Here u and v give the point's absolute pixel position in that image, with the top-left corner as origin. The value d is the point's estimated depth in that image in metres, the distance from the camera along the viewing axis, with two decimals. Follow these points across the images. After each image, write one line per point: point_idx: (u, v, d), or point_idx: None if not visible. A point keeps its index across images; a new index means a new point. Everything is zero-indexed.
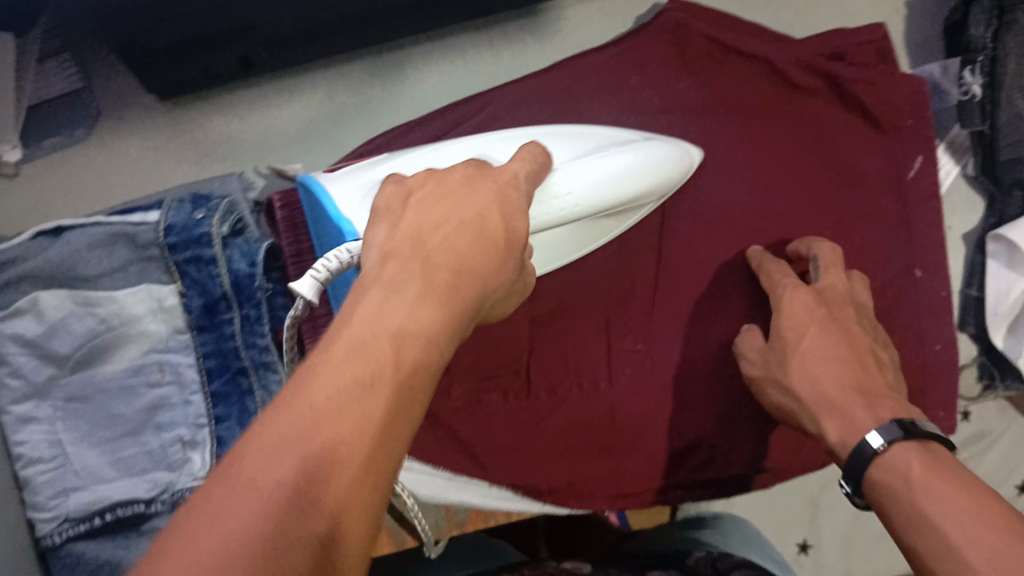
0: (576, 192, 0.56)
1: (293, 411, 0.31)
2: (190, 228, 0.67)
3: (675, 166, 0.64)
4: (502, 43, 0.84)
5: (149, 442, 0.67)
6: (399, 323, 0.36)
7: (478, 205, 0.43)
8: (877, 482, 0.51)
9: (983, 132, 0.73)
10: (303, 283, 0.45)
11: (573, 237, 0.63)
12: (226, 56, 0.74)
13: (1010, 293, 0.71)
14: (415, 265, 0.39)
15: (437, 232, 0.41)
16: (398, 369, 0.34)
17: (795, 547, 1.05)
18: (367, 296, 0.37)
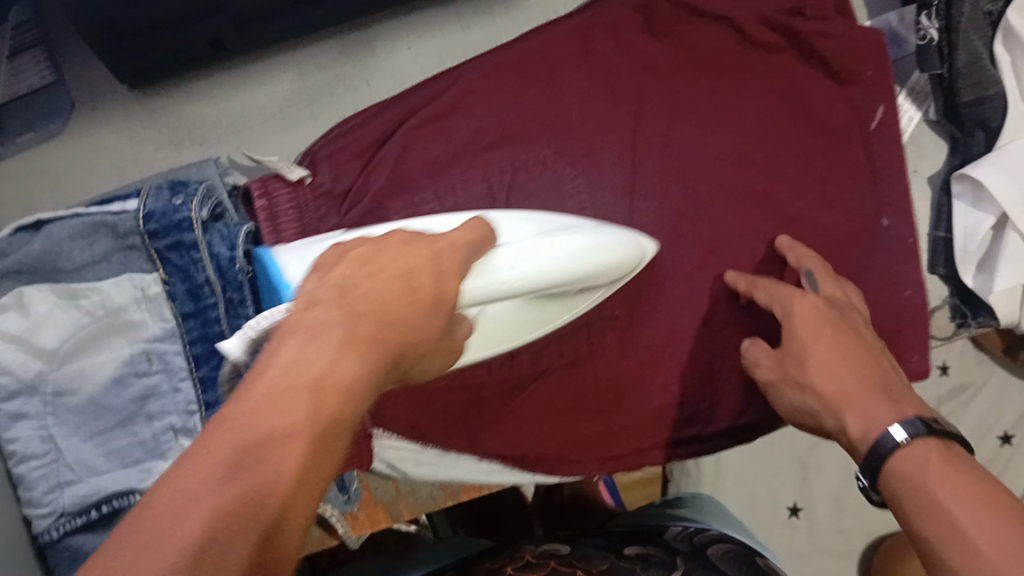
0: (524, 264, 0.55)
1: (222, 442, 0.32)
2: (170, 214, 0.67)
3: (621, 252, 0.64)
4: (470, 15, 0.86)
5: (141, 432, 0.66)
6: (314, 378, 0.35)
7: (412, 263, 0.43)
8: (891, 473, 0.52)
9: (942, 76, 0.75)
10: (229, 339, 0.46)
11: (519, 313, 0.62)
12: (198, 39, 0.74)
13: (978, 232, 0.73)
14: (336, 310, 0.38)
15: (367, 292, 0.40)
16: (316, 423, 0.34)
17: (787, 509, 1.07)
18: (284, 344, 0.36)
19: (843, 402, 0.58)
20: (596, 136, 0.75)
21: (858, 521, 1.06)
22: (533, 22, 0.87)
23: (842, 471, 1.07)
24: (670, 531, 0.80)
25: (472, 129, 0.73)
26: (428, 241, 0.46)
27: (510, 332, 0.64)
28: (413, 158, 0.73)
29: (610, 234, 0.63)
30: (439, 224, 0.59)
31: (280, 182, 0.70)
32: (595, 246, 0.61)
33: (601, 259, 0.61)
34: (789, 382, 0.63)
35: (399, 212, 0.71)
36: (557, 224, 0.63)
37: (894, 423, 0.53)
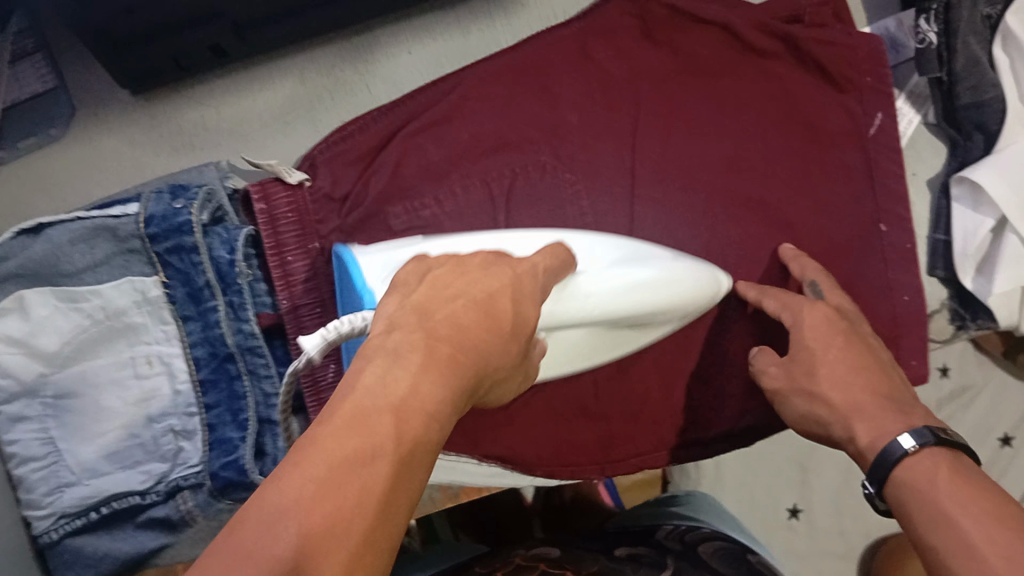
0: (592, 292, 0.56)
1: (316, 459, 0.32)
2: (170, 218, 0.67)
3: (697, 286, 0.65)
4: (469, 18, 0.86)
5: (141, 433, 0.66)
6: (402, 397, 0.35)
7: (490, 288, 0.43)
8: (898, 482, 0.52)
9: (941, 79, 0.75)
10: (309, 338, 0.42)
11: (595, 340, 0.64)
12: (198, 45, 0.75)
13: (977, 233, 0.73)
14: (419, 335, 0.38)
15: (450, 308, 0.41)
16: (401, 440, 0.34)
17: (786, 511, 1.07)
18: (368, 366, 0.36)
19: (848, 410, 0.59)
20: (594, 141, 0.75)
21: (860, 522, 1.07)
22: (532, 26, 0.87)
23: (842, 473, 1.07)
24: (663, 531, 0.81)
25: (472, 134, 0.74)
26: (509, 266, 0.46)
27: (586, 356, 0.65)
28: (413, 161, 0.73)
29: (684, 267, 0.65)
30: (520, 248, 0.62)
31: (280, 185, 0.71)
32: (668, 279, 0.62)
33: (678, 296, 0.63)
34: (796, 391, 0.64)
35: (399, 219, 0.71)
36: (633, 254, 0.65)
37: (903, 432, 0.54)
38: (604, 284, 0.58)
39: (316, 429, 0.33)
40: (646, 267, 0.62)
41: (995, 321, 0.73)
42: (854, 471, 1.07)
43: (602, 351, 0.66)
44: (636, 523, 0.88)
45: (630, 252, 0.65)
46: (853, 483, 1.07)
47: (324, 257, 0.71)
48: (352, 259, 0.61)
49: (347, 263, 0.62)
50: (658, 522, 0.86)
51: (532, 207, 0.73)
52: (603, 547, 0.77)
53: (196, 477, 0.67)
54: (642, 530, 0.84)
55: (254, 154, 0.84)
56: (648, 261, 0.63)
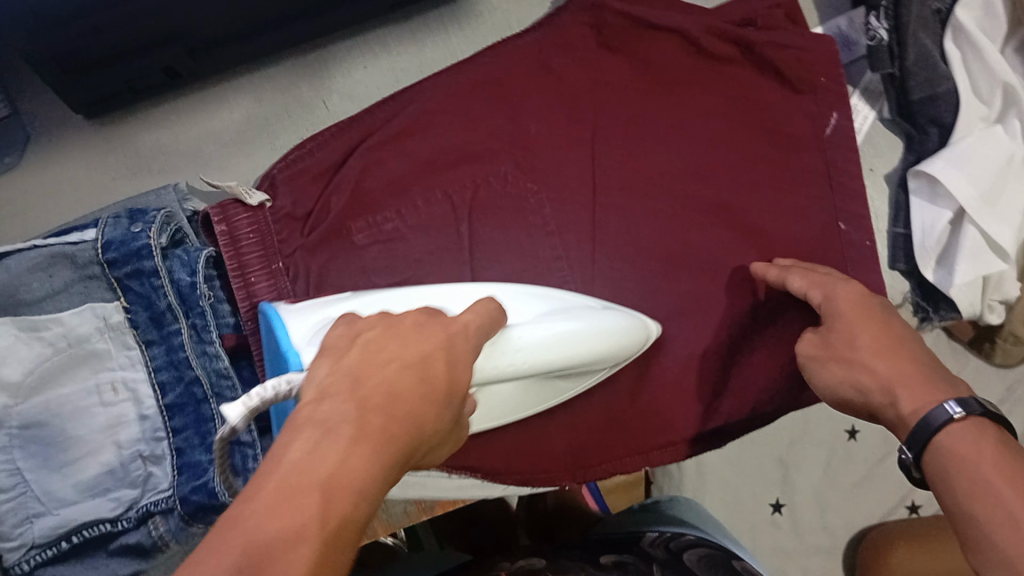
0: (519, 350, 0.58)
1: (229, 541, 0.31)
2: (129, 242, 0.67)
3: (625, 338, 0.66)
4: (423, 31, 0.86)
5: (110, 460, 0.65)
6: (328, 473, 0.34)
7: (425, 351, 0.43)
8: (940, 449, 0.51)
9: (893, 74, 0.77)
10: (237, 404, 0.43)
11: (525, 392, 0.65)
12: (152, 68, 0.75)
13: (937, 227, 0.73)
14: (349, 408, 0.38)
15: (385, 370, 0.41)
16: (326, 520, 0.33)
17: (770, 505, 1.07)
18: (298, 437, 0.36)
19: (891, 376, 0.57)
20: (553, 150, 0.75)
21: (843, 515, 1.07)
22: (489, 39, 0.88)
23: (823, 466, 1.07)
24: (647, 539, 0.81)
25: (432, 147, 0.73)
26: (443, 328, 0.47)
27: (511, 409, 0.66)
28: (373, 177, 0.72)
29: (614, 319, 0.66)
30: (450, 305, 0.61)
31: (240, 207, 0.70)
32: (593, 331, 0.63)
33: (605, 347, 0.64)
34: (834, 358, 0.62)
35: (362, 233, 0.71)
36: (562, 306, 0.66)
37: (946, 400, 0.53)
38: (532, 337, 0.59)
39: (236, 507, 0.33)
40: (569, 320, 0.62)
41: (958, 312, 0.74)
42: (833, 463, 1.07)
43: (534, 402, 0.67)
44: (620, 531, 0.88)
45: (560, 303, 0.66)
46: (832, 476, 1.07)
47: (289, 277, 0.70)
48: (278, 320, 0.58)
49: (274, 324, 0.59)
50: (638, 528, 0.86)
51: (495, 218, 0.73)
52: (588, 556, 0.78)
53: (167, 501, 0.66)
54: (621, 537, 0.84)
55: (212, 175, 0.83)
56: (579, 314, 0.64)
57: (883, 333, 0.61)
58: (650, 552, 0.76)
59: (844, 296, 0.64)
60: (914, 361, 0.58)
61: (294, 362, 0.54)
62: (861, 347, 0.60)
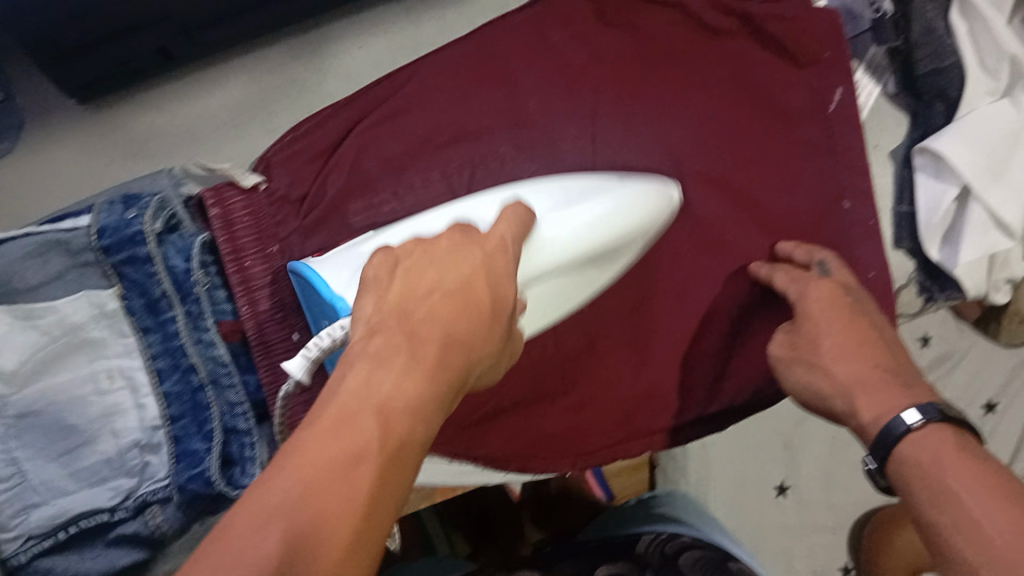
0: (547, 251, 0.58)
1: (287, 471, 0.33)
2: (122, 228, 0.66)
3: (651, 213, 0.65)
4: (421, 10, 0.86)
5: (106, 449, 0.64)
6: (385, 397, 0.37)
7: (464, 274, 0.45)
8: (902, 457, 0.51)
9: (899, 48, 0.74)
10: (292, 363, 0.49)
11: (565, 288, 0.64)
12: (144, 48, 0.73)
13: (942, 203, 0.72)
14: (401, 338, 0.40)
15: (429, 302, 0.42)
16: (383, 446, 0.36)
17: (773, 489, 1.07)
18: (352, 370, 0.38)
19: (849, 380, 0.58)
20: (554, 129, 0.74)
21: (847, 493, 1.07)
22: (486, 15, 0.87)
23: (828, 443, 1.08)
24: (647, 541, 0.82)
25: (431, 127, 0.72)
26: (480, 243, 0.49)
27: (555, 310, 0.65)
28: (370, 157, 0.71)
29: (633, 189, 0.65)
30: (478, 211, 0.62)
31: (234, 189, 0.69)
32: (616, 207, 0.62)
33: (631, 223, 0.63)
34: (800, 360, 0.63)
35: (359, 216, 0.70)
36: (577, 190, 0.64)
37: (905, 408, 0.53)
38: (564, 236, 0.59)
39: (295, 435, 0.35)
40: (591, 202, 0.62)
41: (963, 291, 0.74)
42: (839, 441, 1.08)
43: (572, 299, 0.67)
44: (615, 534, 0.89)
45: (576, 187, 0.65)
46: (839, 454, 1.08)
47: (284, 258, 0.69)
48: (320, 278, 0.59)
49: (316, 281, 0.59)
50: (637, 529, 0.87)
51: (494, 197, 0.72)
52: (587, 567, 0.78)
53: (165, 491, 0.65)
54: (614, 541, 0.86)
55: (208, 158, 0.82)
56: (597, 194, 0.63)
57: (856, 325, 0.62)
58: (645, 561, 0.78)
59: (815, 296, 0.64)
60: (883, 363, 0.58)
61: (340, 307, 0.56)
62: (825, 353, 0.60)
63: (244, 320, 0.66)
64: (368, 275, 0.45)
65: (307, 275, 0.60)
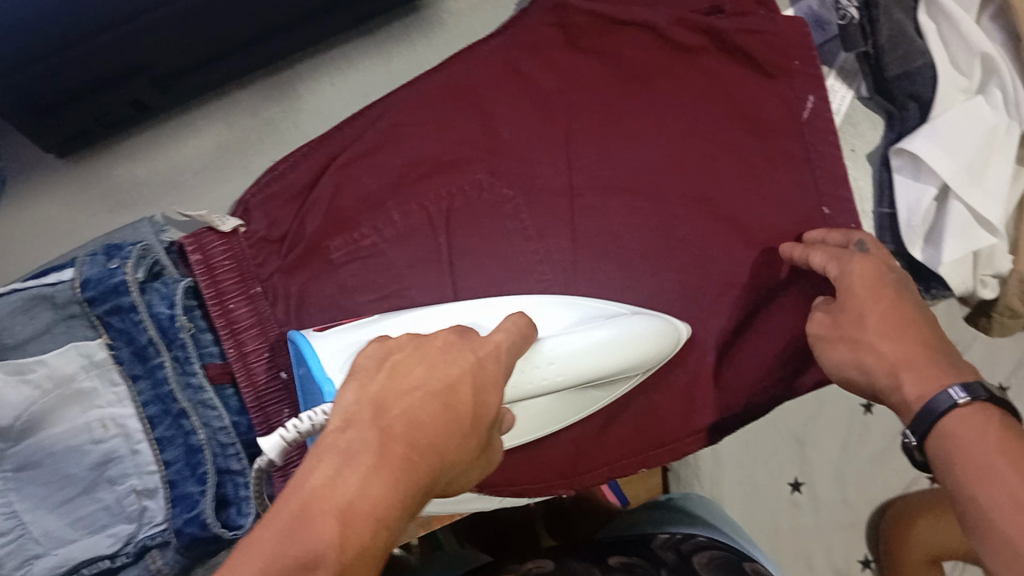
0: (546, 366, 0.60)
1: (247, 561, 0.35)
2: (106, 279, 0.66)
3: (660, 341, 0.67)
4: (392, 45, 0.89)
5: (106, 497, 0.65)
6: (347, 502, 0.36)
7: (451, 377, 0.43)
8: (946, 432, 0.53)
9: (868, 53, 0.75)
10: (267, 441, 0.47)
11: (558, 405, 0.68)
12: (119, 102, 0.75)
13: (921, 204, 0.72)
14: (372, 430, 0.39)
15: (404, 400, 0.41)
16: (343, 549, 0.35)
17: (788, 486, 1.07)
18: (321, 463, 0.38)
19: (896, 357, 0.58)
20: (529, 154, 0.74)
21: (863, 490, 1.06)
22: (454, 44, 0.90)
23: (839, 440, 1.07)
24: (659, 539, 0.82)
25: (407, 158, 0.73)
26: (472, 349, 0.46)
27: (549, 421, 0.69)
28: (348, 193, 0.71)
29: (650, 319, 0.67)
30: (483, 321, 0.64)
31: (213, 234, 0.69)
32: (626, 336, 0.64)
33: (640, 349, 0.65)
34: (841, 338, 0.62)
35: (339, 250, 0.71)
36: (594, 314, 0.67)
37: (949, 385, 0.54)
38: (564, 350, 0.61)
39: (259, 529, 0.36)
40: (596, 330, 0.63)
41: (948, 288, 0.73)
42: (852, 437, 1.07)
43: (575, 411, 0.70)
44: (627, 533, 0.88)
45: (594, 312, 0.67)
46: (851, 450, 1.07)
47: (268, 300, 0.70)
48: (310, 344, 0.60)
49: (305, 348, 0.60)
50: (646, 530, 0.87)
51: (472, 225, 0.73)
52: (596, 556, 0.79)
53: (162, 535, 0.66)
54: (625, 538, 0.86)
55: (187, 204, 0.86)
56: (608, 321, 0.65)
57: (902, 301, 0.61)
58: (656, 558, 0.77)
59: (858, 273, 0.62)
60: (926, 341, 0.58)
61: (326, 390, 0.56)
62: (868, 327, 0.60)
63: (233, 364, 0.68)
64: (356, 364, 0.43)
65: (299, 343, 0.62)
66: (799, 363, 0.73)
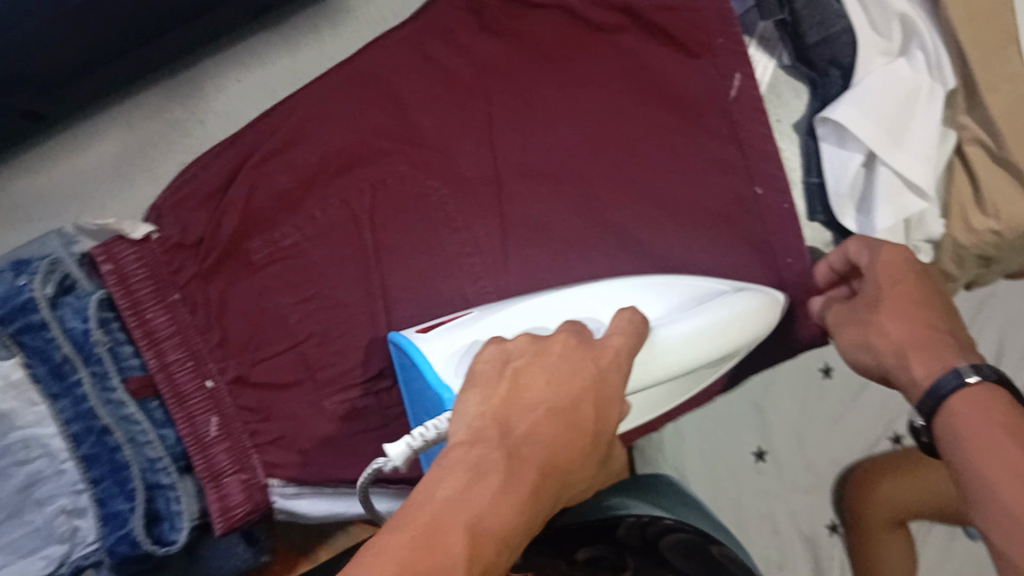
0: (670, 352, 0.58)
1: (383, 563, 0.37)
2: (13, 297, 0.64)
3: (758, 319, 0.63)
4: (300, 36, 0.91)
5: (34, 519, 0.64)
6: (473, 517, 0.39)
7: (574, 392, 0.46)
8: (951, 412, 0.52)
9: (785, 21, 0.73)
10: (396, 446, 0.49)
11: (667, 391, 0.62)
12: (12, 114, 0.72)
13: (848, 169, 0.71)
14: (500, 451, 0.42)
15: (528, 416, 0.45)
16: (471, 565, 0.38)
17: (752, 455, 1.06)
18: (447, 478, 0.41)
19: (905, 340, 0.56)
20: (448, 143, 0.73)
21: (827, 453, 1.06)
22: (364, 30, 0.93)
23: (796, 403, 1.07)
24: (622, 526, 0.77)
25: (324, 154, 0.71)
26: (593, 359, 0.49)
27: (655, 405, 0.63)
28: (262, 195, 0.69)
29: (747, 298, 0.63)
30: (598, 314, 0.61)
31: (124, 242, 0.66)
32: (730, 319, 0.60)
33: (738, 330, 0.61)
34: (857, 321, 0.61)
35: (260, 252, 0.70)
36: (694, 298, 0.63)
37: (957, 365, 0.53)
38: (682, 335, 0.58)
39: (391, 533, 0.39)
40: (708, 312, 0.60)
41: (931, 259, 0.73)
42: (809, 400, 1.07)
43: (675, 393, 0.64)
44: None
45: (699, 296, 0.63)
46: (809, 413, 1.07)
47: (187, 307, 0.68)
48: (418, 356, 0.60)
49: (415, 360, 0.60)
50: None
51: (395, 221, 0.72)
52: (565, 548, 0.74)
53: (96, 554, 0.64)
54: None
55: (92, 213, 0.86)
56: (711, 303, 0.61)
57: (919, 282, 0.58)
58: (626, 545, 0.73)
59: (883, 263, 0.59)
60: (927, 323, 0.56)
61: (445, 396, 0.56)
62: (881, 307, 0.58)
63: (155, 376, 0.65)
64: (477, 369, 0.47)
65: (414, 355, 0.61)
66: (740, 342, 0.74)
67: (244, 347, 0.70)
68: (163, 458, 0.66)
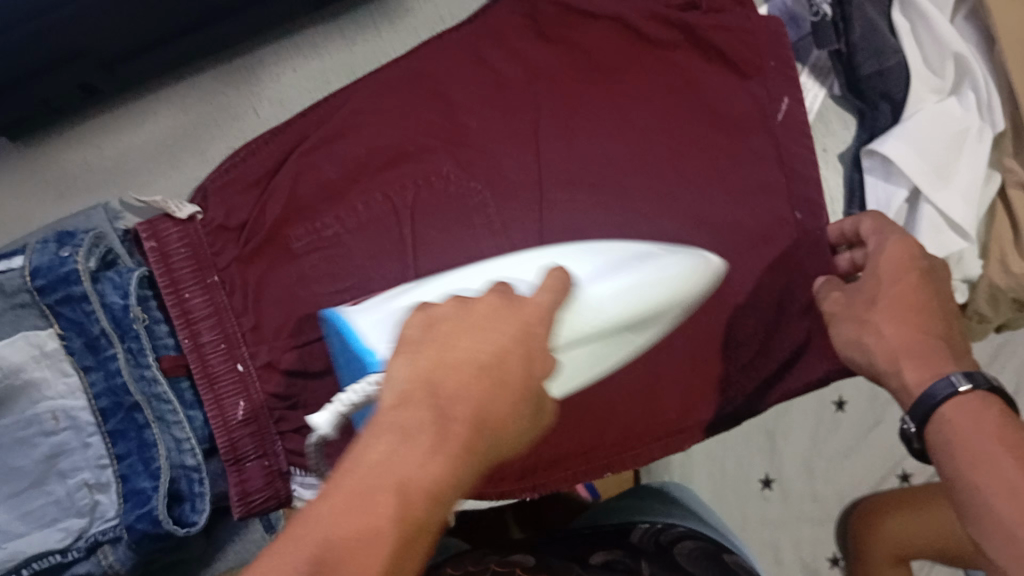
0: (589, 312, 0.56)
1: (298, 549, 0.36)
2: (56, 268, 0.64)
3: (691, 283, 0.60)
4: (354, 29, 0.91)
5: (55, 490, 0.63)
6: (401, 478, 0.39)
7: (503, 351, 0.44)
8: (946, 418, 0.51)
9: (840, 52, 0.74)
10: (319, 416, 0.50)
11: (609, 350, 0.60)
12: (67, 86, 0.73)
13: (891, 204, 0.71)
14: (426, 412, 0.41)
15: (448, 371, 0.43)
16: (404, 525, 0.38)
17: (759, 481, 1.06)
18: (379, 441, 0.40)
19: (899, 343, 0.56)
20: (494, 145, 0.73)
21: (836, 486, 1.05)
22: (419, 29, 0.93)
23: (811, 433, 1.06)
24: (635, 532, 0.77)
25: (371, 146, 0.71)
26: (516, 315, 0.46)
27: (603, 362, 0.60)
28: (308, 183, 0.70)
29: (678, 259, 0.61)
30: (523, 275, 0.59)
31: (169, 222, 0.68)
32: (661, 281, 0.58)
33: (670, 294, 0.59)
34: (851, 316, 0.60)
35: (300, 240, 0.69)
36: (627, 257, 0.61)
37: (949, 372, 0.53)
38: (604, 295, 0.56)
39: (312, 504, 0.38)
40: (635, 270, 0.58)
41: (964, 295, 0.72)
42: (822, 432, 1.06)
43: (617, 356, 0.62)
44: (604, 522, 0.84)
45: (630, 257, 0.61)
46: (823, 444, 1.06)
47: (225, 290, 0.69)
48: (347, 325, 0.58)
49: (343, 329, 0.59)
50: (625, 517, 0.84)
51: (435, 220, 0.71)
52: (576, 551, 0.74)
53: (115, 530, 0.64)
54: (600, 525, 0.83)
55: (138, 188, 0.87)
56: (642, 263, 0.59)
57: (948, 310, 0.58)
58: (639, 549, 0.73)
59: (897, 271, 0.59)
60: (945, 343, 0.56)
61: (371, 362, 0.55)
62: (878, 307, 0.58)
63: (188, 355, 0.67)
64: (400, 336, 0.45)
65: (336, 322, 0.60)
66: (770, 363, 0.73)
67: (278, 334, 0.69)
68: (188, 441, 0.66)
